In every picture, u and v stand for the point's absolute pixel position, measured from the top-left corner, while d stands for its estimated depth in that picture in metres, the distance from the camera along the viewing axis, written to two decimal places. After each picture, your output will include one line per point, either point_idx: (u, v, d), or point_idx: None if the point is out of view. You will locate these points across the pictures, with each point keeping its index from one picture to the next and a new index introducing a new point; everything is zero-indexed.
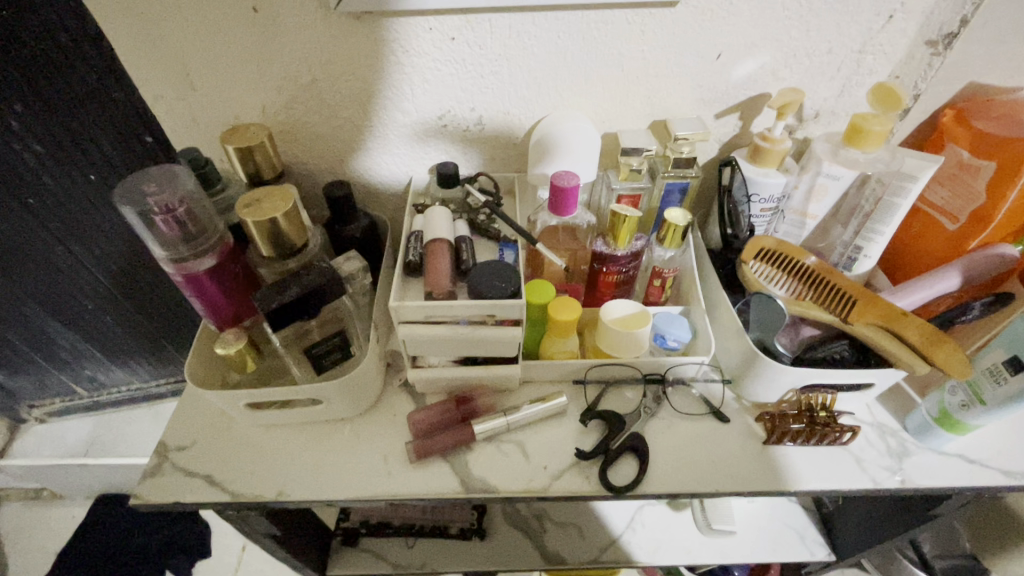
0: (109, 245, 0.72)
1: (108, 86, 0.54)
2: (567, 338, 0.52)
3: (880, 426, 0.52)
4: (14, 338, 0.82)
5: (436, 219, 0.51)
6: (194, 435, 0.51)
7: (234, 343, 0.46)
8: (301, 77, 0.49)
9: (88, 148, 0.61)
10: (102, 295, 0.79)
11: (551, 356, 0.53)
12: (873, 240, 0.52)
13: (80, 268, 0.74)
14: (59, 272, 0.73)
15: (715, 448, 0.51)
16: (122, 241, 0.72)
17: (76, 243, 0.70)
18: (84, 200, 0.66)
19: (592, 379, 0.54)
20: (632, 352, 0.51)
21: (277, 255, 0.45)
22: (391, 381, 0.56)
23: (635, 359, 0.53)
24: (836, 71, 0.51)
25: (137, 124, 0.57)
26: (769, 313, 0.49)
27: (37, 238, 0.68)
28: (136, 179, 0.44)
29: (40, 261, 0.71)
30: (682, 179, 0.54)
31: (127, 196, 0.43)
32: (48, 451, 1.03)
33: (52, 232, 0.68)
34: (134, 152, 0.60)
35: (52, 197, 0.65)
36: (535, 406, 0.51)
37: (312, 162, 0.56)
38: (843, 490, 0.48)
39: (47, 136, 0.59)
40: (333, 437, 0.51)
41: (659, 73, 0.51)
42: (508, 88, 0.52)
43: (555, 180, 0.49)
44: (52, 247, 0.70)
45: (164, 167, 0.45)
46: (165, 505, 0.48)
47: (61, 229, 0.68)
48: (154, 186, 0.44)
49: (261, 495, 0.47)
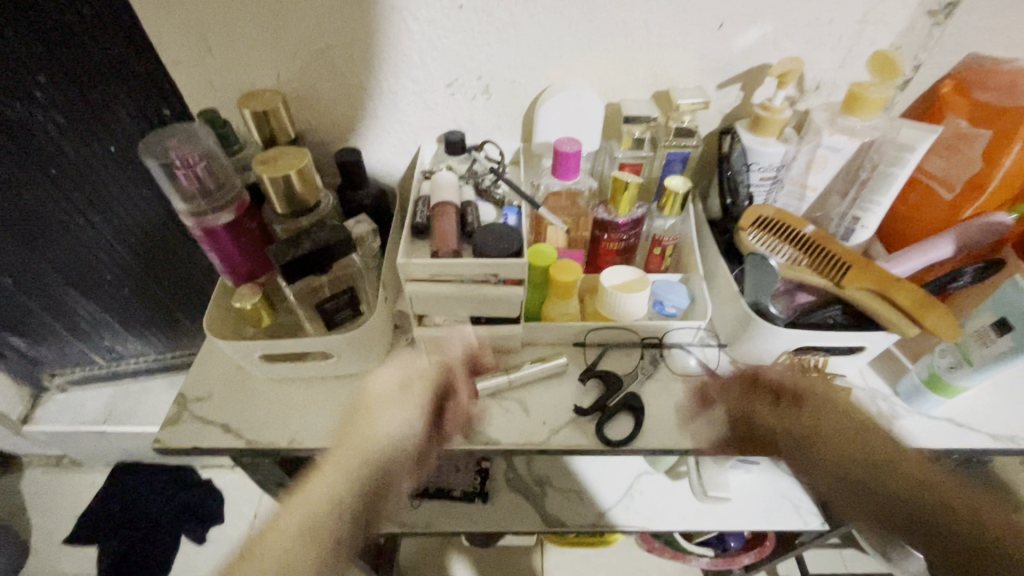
0: (127, 216, 0.74)
1: (126, 58, 0.56)
2: (567, 298, 0.54)
3: (871, 391, 0.54)
4: (36, 306, 0.85)
5: (443, 184, 0.53)
6: (212, 388, 0.54)
7: (250, 298, 0.49)
8: (314, 44, 0.51)
9: (107, 119, 0.63)
10: (121, 265, 0.82)
11: (551, 317, 0.55)
12: (869, 210, 0.53)
13: (99, 239, 0.77)
14: (80, 242, 0.76)
15: (709, 408, 0.53)
16: (140, 211, 0.75)
17: (97, 214, 0.73)
18: (104, 171, 0.68)
19: (592, 341, 0.57)
20: (629, 315, 0.53)
21: (290, 212, 0.47)
22: (398, 341, 0.58)
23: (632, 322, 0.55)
24: (837, 42, 0.52)
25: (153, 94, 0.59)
26: (762, 276, 0.49)
27: (59, 208, 0.71)
28: (158, 135, 0.47)
29: (62, 232, 0.74)
30: (682, 149, 0.55)
31: (150, 150, 0.45)
32: (67, 418, 1.07)
33: (74, 202, 0.71)
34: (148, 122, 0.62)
35: (74, 167, 0.67)
36: (536, 363, 0.53)
37: (324, 130, 0.58)
38: (833, 451, 0.50)
39: (68, 108, 0.62)
40: (343, 391, 0.54)
41: (661, 42, 0.52)
42: (514, 57, 0.53)
43: (558, 146, 0.51)
44: (73, 218, 0.73)
45: (186, 126, 0.47)
46: (183, 451, 0.50)
47: (82, 200, 0.71)
48: (175, 142, 0.46)
49: (274, 443, 0.50)
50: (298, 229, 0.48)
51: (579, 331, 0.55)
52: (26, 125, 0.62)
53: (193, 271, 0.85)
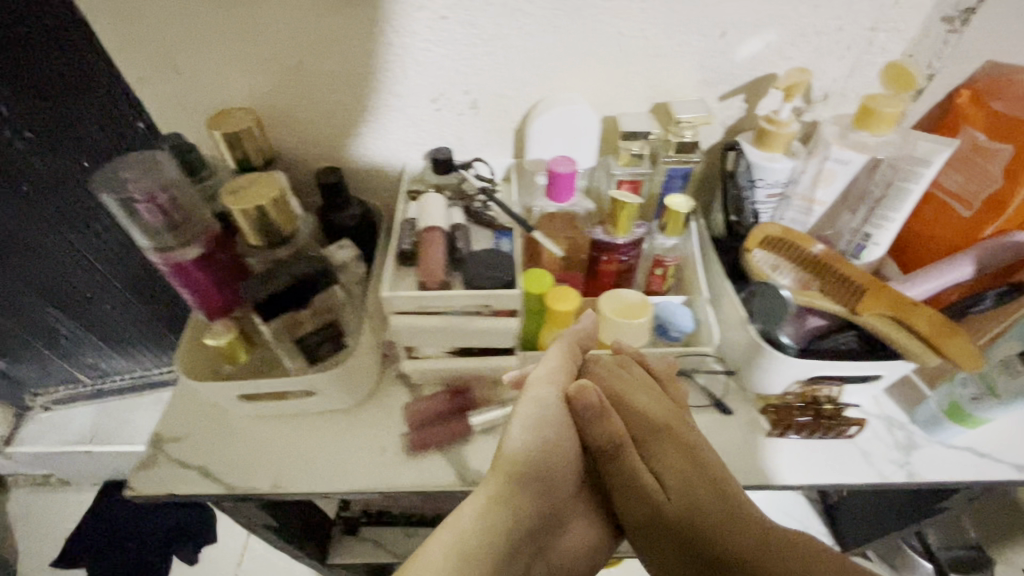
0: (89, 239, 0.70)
1: (66, 81, 0.52)
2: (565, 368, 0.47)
3: (888, 418, 0.51)
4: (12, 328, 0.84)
5: (431, 207, 0.50)
6: (189, 427, 0.51)
7: (225, 334, 0.45)
8: (288, 60, 0.48)
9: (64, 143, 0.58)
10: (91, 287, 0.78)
11: (598, 404, 0.45)
12: (882, 227, 0.50)
13: (63, 267, 0.74)
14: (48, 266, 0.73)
15: (715, 441, 0.50)
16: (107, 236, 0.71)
17: (59, 243, 0.70)
18: (63, 201, 0.64)
19: (582, 418, 0.46)
20: (624, 359, 0.50)
21: (265, 243, 0.44)
22: (387, 372, 0.55)
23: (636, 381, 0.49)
24: (846, 50, 0.48)
25: (103, 119, 0.55)
26: (773, 301, 0.47)
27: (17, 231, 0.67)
28: (113, 166, 0.41)
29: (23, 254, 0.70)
30: (684, 165, 0.52)
31: (104, 184, 0.40)
32: (53, 438, 1.08)
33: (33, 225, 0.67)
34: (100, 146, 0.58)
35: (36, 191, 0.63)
36: (535, 436, 0.44)
37: (303, 147, 0.55)
38: (848, 485, 0.48)
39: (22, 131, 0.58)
40: (328, 429, 0.51)
41: (659, 53, 0.49)
42: (504, 70, 0.50)
43: (553, 166, 0.49)
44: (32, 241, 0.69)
45: (142, 154, 0.42)
46: (159, 497, 0.47)
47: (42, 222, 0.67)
48: (132, 173, 0.41)
49: (256, 488, 0.47)
50: (271, 263, 0.44)
51: (617, 474, 0.46)
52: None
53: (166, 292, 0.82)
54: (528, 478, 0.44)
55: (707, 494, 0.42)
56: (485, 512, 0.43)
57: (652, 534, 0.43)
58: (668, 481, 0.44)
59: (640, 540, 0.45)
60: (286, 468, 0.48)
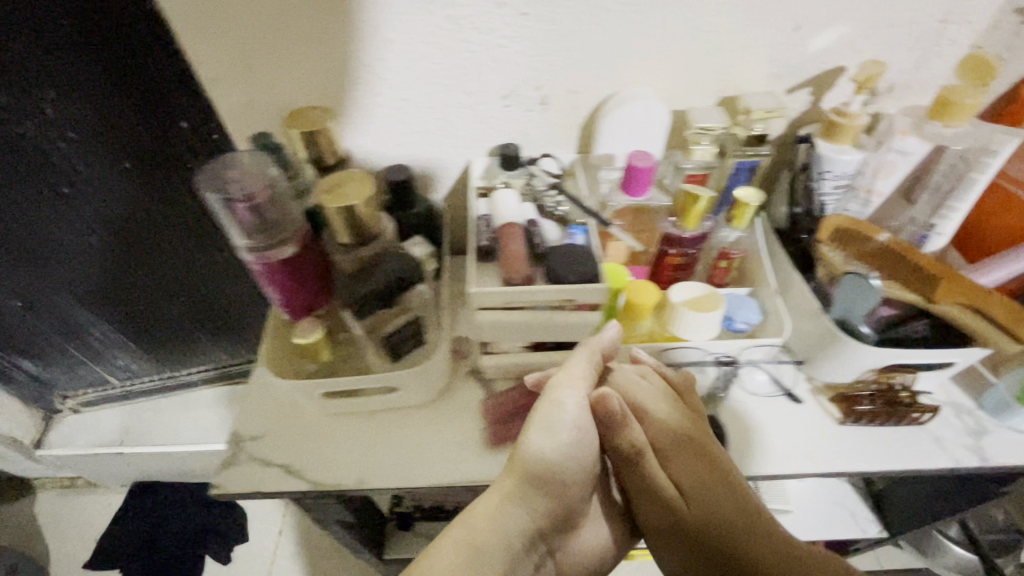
0: (137, 238, 0.69)
1: (132, 76, 0.51)
2: (587, 375, 0.47)
3: (956, 405, 0.52)
4: (46, 327, 0.84)
5: (505, 203, 0.50)
6: (266, 425, 0.51)
7: (312, 333, 0.46)
8: (364, 57, 0.48)
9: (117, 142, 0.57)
10: (133, 285, 0.78)
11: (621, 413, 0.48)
12: (948, 217, 0.51)
13: (110, 266, 0.73)
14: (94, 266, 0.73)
15: (788, 430, 0.52)
16: (154, 236, 0.70)
17: (108, 242, 0.69)
18: (114, 202, 0.63)
19: (606, 427, 0.49)
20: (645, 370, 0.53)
21: (354, 241, 0.44)
22: (458, 368, 0.55)
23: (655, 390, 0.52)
24: (916, 42, 0.49)
25: (164, 117, 0.53)
26: (860, 294, 0.47)
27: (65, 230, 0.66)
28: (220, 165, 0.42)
29: (70, 254, 0.70)
30: (752, 158, 0.53)
31: (210, 182, 0.41)
32: (82, 441, 1.07)
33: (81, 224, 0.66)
34: (159, 145, 0.57)
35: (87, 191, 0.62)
36: (555, 444, 0.45)
37: (370, 145, 0.55)
38: (924, 471, 0.49)
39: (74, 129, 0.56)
40: (406, 425, 0.51)
41: (733, 46, 0.49)
42: (577, 65, 0.50)
43: (631, 160, 0.50)
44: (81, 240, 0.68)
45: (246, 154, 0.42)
46: (245, 495, 0.48)
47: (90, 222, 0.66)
48: (238, 172, 0.42)
49: (342, 484, 0.48)
50: (360, 261, 0.45)
51: (636, 475, 0.52)
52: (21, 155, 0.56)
53: (206, 292, 0.81)
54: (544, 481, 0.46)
55: (721, 498, 0.48)
56: (498, 511, 0.45)
57: (671, 528, 0.50)
58: (686, 484, 0.50)
59: (659, 534, 0.52)
60: (369, 464, 0.49)
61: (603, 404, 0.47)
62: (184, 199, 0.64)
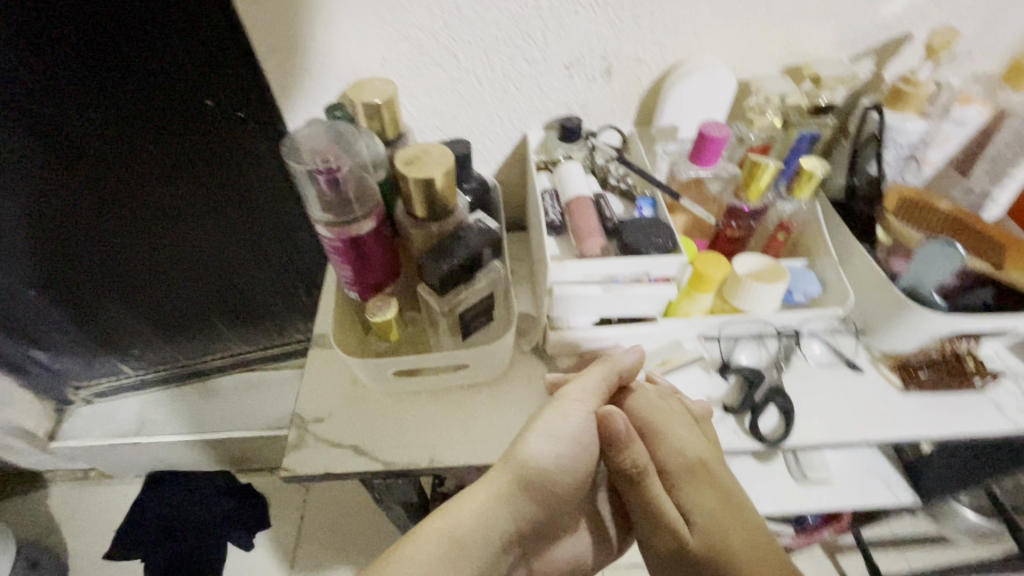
0: (164, 219, 0.67)
1: (175, 44, 0.47)
2: (598, 390, 0.46)
3: (1012, 371, 0.54)
4: (61, 312, 0.81)
5: (570, 176, 0.49)
6: (330, 407, 0.51)
7: (385, 311, 0.45)
8: (428, 25, 0.46)
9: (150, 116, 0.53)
10: (155, 267, 0.75)
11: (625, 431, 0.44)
12: (1006, 187, 0.50)
13: (134, 248, 0.71)
14: (116, 248, 0.70)
15: (852, 399, 0.52)
16: (183, 216, 0.67)
17: (140, 221, 0.66)
18: (145, 180, 0.61)
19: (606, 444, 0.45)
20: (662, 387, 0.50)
21: (428, 216, 0.43)
22: (519, 346, 0.54)
23: (669, 408, 0.48)
24: (984, 9, 0.49)
25: (214, 88, 0.51)
26: (940, 261, 0.46)
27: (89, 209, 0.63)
28: (304, 135, 0.42)
29: (94, 234, 0.67)
30: (814, 128, 0.52)
31: (294, 154, 0.41)
32: (98, 432, 1.02)
33: (106, 205, 0.63)
34: (200, 117, 0.54)
35: (116, 171, 0.59)
36: (554, 452, 0.44)
37: (425, 119, 0.53)
38: (987, 434, 0.50)
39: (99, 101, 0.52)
40: (472, 403, 0.51)
41: (804, 13, 0.48)
42: (646, 32, 0.48)
43: (703, 129, 0.48)
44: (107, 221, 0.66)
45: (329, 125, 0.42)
46: (314, 476, 0.47)
47: (116, 203, 0.63)
48: (321, 143, 0.41)
49: (414, 463, 0.47)
50: (434, 236, 0.44)
51: (637, 498, 0.46)
52: (57, 125, 0.53)
53: (232, 275, 0.78)
54: (532, 487, 0.43)
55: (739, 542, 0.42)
56: (486, 509, 0.43)
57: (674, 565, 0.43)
58: (696, 520, 0.43)
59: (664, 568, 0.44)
60: (438, 443, 0.48)
61: (607, 422, 0.44)
62: (222, 178, 0.62)
